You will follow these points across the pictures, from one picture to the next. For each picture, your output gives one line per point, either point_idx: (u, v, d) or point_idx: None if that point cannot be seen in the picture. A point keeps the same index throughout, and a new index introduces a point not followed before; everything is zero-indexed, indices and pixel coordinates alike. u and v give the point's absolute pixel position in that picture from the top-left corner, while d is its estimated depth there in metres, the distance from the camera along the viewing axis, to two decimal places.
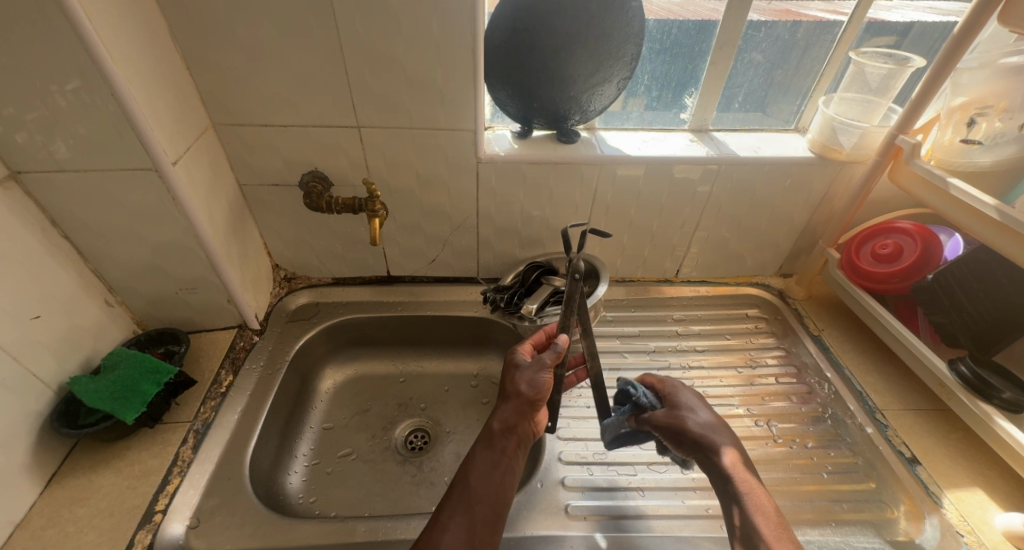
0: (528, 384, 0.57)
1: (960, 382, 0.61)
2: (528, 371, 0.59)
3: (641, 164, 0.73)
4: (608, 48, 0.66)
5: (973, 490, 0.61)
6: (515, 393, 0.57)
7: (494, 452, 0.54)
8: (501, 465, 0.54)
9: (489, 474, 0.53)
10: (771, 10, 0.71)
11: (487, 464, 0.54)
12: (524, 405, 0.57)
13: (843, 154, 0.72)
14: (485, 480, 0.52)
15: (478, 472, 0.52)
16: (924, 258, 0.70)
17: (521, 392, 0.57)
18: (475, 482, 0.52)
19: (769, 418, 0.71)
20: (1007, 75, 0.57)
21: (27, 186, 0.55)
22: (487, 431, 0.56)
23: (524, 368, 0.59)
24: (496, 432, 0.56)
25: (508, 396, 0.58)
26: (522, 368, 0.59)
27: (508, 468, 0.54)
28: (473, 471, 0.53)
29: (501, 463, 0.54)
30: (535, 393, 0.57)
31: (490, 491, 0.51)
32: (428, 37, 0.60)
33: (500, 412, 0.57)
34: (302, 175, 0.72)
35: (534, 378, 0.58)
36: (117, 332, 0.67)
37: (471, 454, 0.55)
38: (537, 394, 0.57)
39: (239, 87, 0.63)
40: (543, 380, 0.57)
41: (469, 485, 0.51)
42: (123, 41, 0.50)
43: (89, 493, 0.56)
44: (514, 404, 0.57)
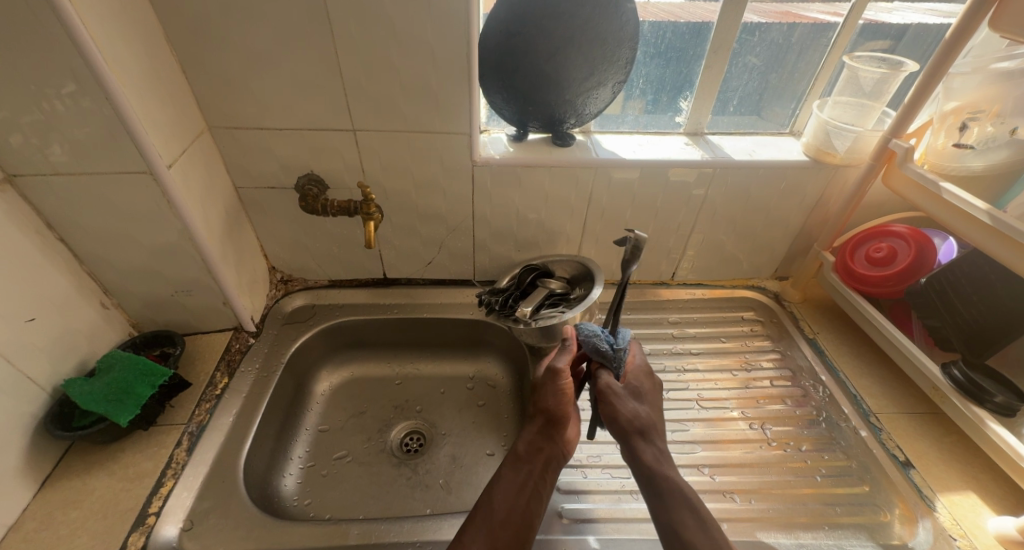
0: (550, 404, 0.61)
1: (954, 386, 0.61)
2: (550, 389, 0.62)
3: (636, 167, 0.73)
4: (602, 51, 0.66)
5: (966, 494, 0.61)
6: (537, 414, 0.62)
7: (519, 475, 0.57)
8: (526, 487, 0.56)
9: (513, 493, 0.55)
10: (774, 12, 0.71)
11: (513, 485, 0.56)
12: (546, 421, 0.61)
13: (837, 158, 0.72)
14: (508, 500, 0.54)
15: (501, 490, 0.55)
16: (918, 262, 0.70)
17: (544, 412, 0.61)
18: (498, 501, 0.54)
19: (763, 421, 0.71)
20: (999, 80, 0.58)
21: (22, 189, 0.55)
22: (513, 452, 0.60)
23: (546, 386, 0.62)
24: (520, 453, 0.59)
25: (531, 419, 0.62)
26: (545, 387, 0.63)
27: (533, 491, 0.56)
28: (496, 490, 0.55)
29: (526, 484, 0.56)
30: (557, 410, 0.60)
31: (513, 511, 0.53)
32: (423, 41, 0.60)
33: (524, 435, 0.61)
34: (297, 178, 0.72)
35: (556, 396, 0.60)
36: (112, 334, 0.67)
37: (497, 475, 0.58)
38: (559, 412, 0.60)
39: (234, 91, 0.63)
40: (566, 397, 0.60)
41: (493, 504, 0.54)
42: (119, 45, 0.50)
43: (83, 495, 0.56)
44: (535, 424, 0.61)
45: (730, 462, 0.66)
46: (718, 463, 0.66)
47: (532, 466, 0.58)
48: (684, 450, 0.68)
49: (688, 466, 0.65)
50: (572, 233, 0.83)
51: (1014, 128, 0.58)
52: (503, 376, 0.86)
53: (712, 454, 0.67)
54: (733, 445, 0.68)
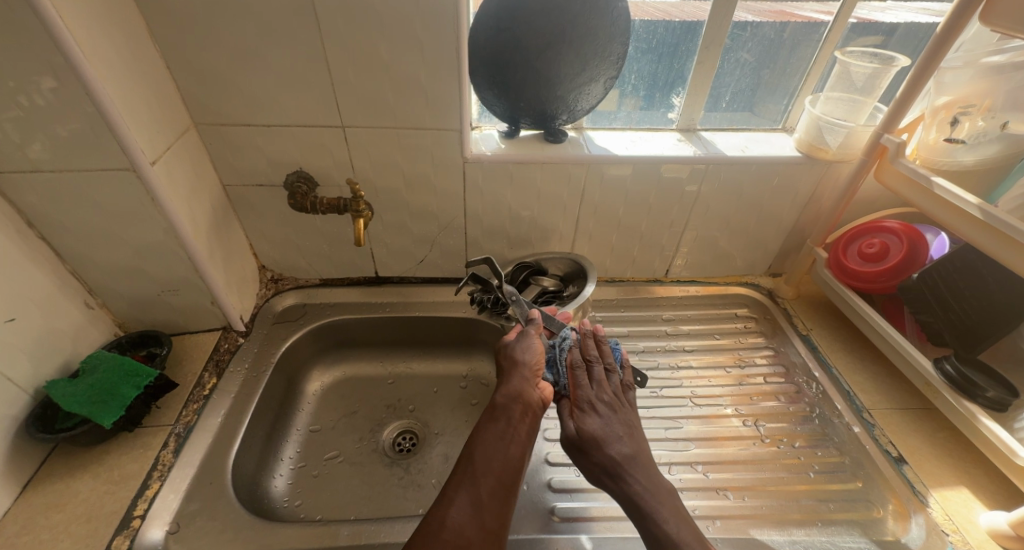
0: (524, 352, 0.60)
1: (945, 381, 0.61)
2: (523, 342, 0.61)
3: (629, 164, 0.73)
4: (593, 47, 0.66)
5: (959, 489, 0.61)
6: (513, 363, 0.59)
7: (500, 422, 0.53)
8: (507, 435, 0.52)
9: (495, 445, 0.51)
10: (769, 11, 0.71)
11: (494, 435, 0.52)
12: (525, 372, 0.58)
13: (830, 153, 0.72)
14: (491, 451, 0.50)
15: (480, 442, 0.51)
16: (909, 258, 0.70)
17: (521, 360, 0.59)
18: (478, 453, 0.50)
19: (757, 417, 0.71)
20: (989, 74, 0.58)
21: (1, 187, 0.54)
22: (491, 402, 0.56)
23: (518, 342, 0.62)
24: (501, 401, 0.55)
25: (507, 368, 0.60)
26: (518, 341, 0.62)
27: (515, 436, 0.53)
28: (475, 443, 0.51)
29: (508, 433, 0.52)
30: (530, 358, 0.59)
31: (496, 461, 0.49)
32: (411, 35, 0.59)
33: (501, 385, 0.57)
34: (286, 175, 0.72)
35: (529, 345, 0.61)
36: (97, 334, 0.66)
37: (476, 428, 0.53)
38: (529, 360, 0.59)
39: (220, 86, 0.62)
40: (534, 348, 0.60)
41: (470, 456, 0.50)
42: (98, 40, 0.49)
43: (66, 498, 0.55)
44: (514, 371, 0.58)
45: (724, 460, 0.66)
46: (713, 460, 0.66)
47: (511, 411, 0.54)
48: (678, 448, 0.67)
49: (682, 464, 0.65)
50: (565, 230, 0.82)
51: (1005, 123, 0.58)
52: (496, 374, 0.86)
53: (707, 452, 0.67)
54: (726, 442, 0.68)
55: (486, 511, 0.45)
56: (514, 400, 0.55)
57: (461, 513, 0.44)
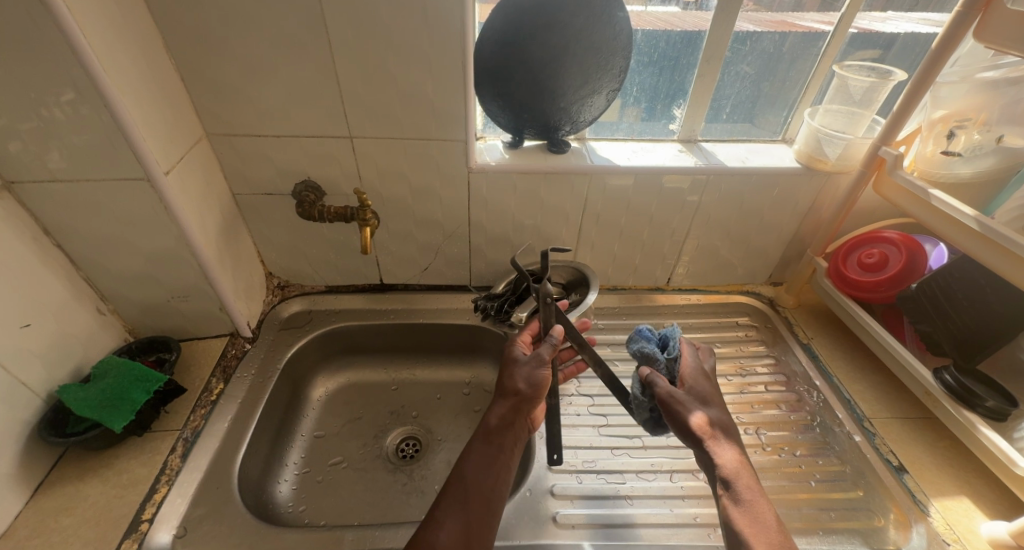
0: (525, 382, 0.58)
1: (945, 391, 0.62)
2: (523, 365, 0.60)
3: (631, 174, 0.74)
4: (596, 60, 0.68)
5: (960, 499, 0.61)
6: (512, 390, 0.58)
7: (493, 447, 0.54)
8: (497, 461, 0.53)
9: (484, 470, 0.52)
10: (769, 21, 0.72)
11: (483, 459, 0.53)
12: (522, 402, 0.57)
13: (828, 165, 0.73)
14: (480, 475, 0.52)
15: (471, 462, 0.53)
16: (908, 268, 0.71)
17: (519, 389, 0.57)
18: (466, 475, 0.52)
19: (758, 426, 0.72)
20: (985, 89, 0.59)
21: (20, 196, 0.55)
22: (485, 424, 0.56)
23: (520, 364, 0.60)
24: (494, 425, 0.55)
25: (504, 393, 0.58)
26: (518, 362, 0.61)
27: (504, 461, 0.54)
28: (465, 462, 0.53)
29: (498, 461, 0.53)
30: (533, 390, 0.57)
31: (484, 486, 0.51)
32: (419, 49, 0.61)
33: (495, 407, 0.57)
34: (294, 185, 0.73)
35: (532, 374, 0.58)
36: (108, 340, 0.68)
37: (468, 448, 0.54)
38: (529, 388, 0.57)
39: (232, 98, 0.64)
40: (535, 374, 0.58)
41: (459, 478, 0.52)
42: (117, 55, 0.50)
43: (76, 502, 0.56)
44: (510, 400, 0.57)
45: None
46: None
47: (502, 437, 0.55)
48: (679, 456, 0.68)
49: (683, 471, 0.66)
50: (568, 239, 0.83)
51: (1000, 136, 0.59)
52: None
53: None
54: None
55: (473, 536, 0.48)
56: (507, 427, 0.56)
57: (450, 536, 0.47)
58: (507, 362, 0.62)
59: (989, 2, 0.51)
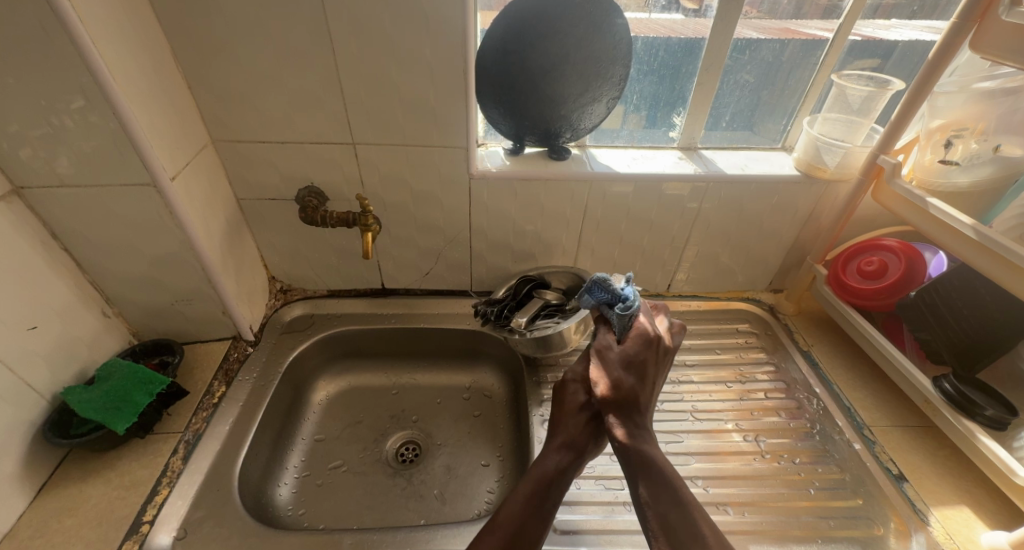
0: (584, 432, 0.56)
1: (944, 399, 0.62)
2: (586, 416, 0.57)
3: (631, 181, 0.75)
4: (596, 69, 0.69)
5: (960, 508, 0.61)
6: (569, 436, 0.56)
7: (543, 493, 0.52)
8: (545, 512, 0.51)
9: (531, 514, 0.50)
10: (775, 28, 0.72)
11: (533, 503, 0.51)
12: (577, 451, 0.56)
13: (827, 173, 0.73)
14: (530, 522, 0.50)
15: (519, 502, 0.51)
16: (908, 276, 0.71)
17: (581, 444, 0.56)
18: (513, 516, 0.50)
19: (758, 433, 0.72)
20: (982, 99, 0.60)
21: (29, 201, 0.56)
22: (542, 470, 0.54)
23: (584, 413, 0.58)
24: (550, 474, 0.53)
25: (559, 436, 0.57)
26: (580, 411, 0.58)
27: (551, 514, 0.52)
28: (512, 501, 0.51)
29: (546, 507, 0.52)
30: (588, 442, 0.56)
31: (533, 536, 0.49)
32: (421, 57, 0.62)
33: (550, 453, 0.56)
34: (298, 190, 0.74)
35: (590, 425, 0.57)
36: (113, 342, 0.68)
37: (519, 486, 0.53)
38: (587, 445, 0.56)
39: (237, 105, 0.65)
40: (593, 430, 0.57)
41: (506, 518, 0.50)
42: (126, 63, 0.51)
43: (78, 503, 0.57)
44: (563, 445, 0.56)
45: (724, 475, 0.66)
46: (714, 475, 0.66)
47: (554, 489, 0.53)
48: (678, 462, 0.68)
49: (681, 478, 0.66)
50: (568, 245, 0.84)
51: (998, 145, 0.59)
52: (499, 386, 0.87)
53: (708, 467, 0.67)
54: (727, 458, 0.68)
55: None
56: (560, 479, 0.54)
57: None
58: (566, 403, 0.59)
59: (984, 13, 0.52)
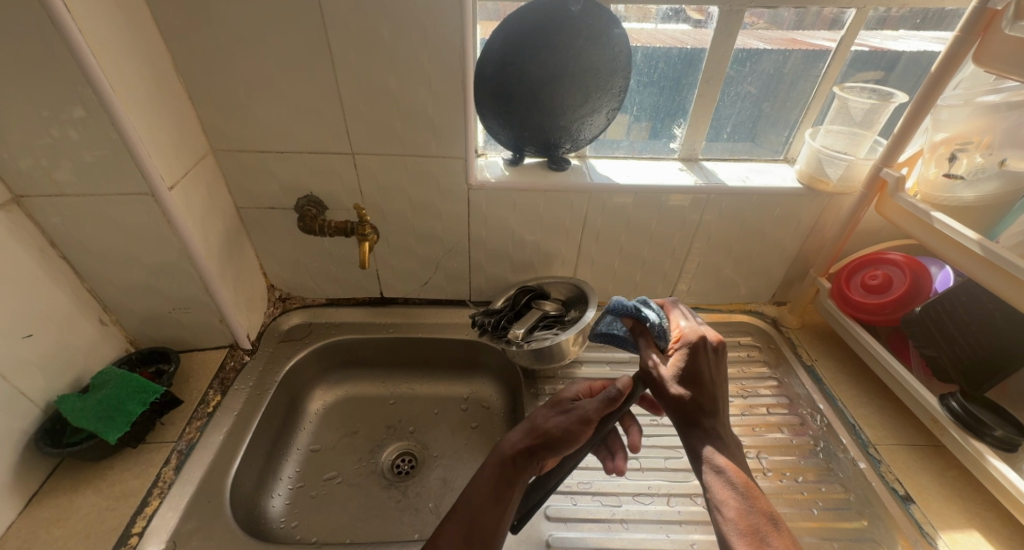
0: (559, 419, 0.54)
1: (951, 418, 0.60)
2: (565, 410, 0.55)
3: (631, 192, 0.74)
4: (595, 81, 0.69)
5: (968, 532, 0.59)
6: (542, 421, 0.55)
7: (503, 475, 0.52)
8: (501, 500, 0.51)
9: (483, 492, 0.51)
10: (779, 39, 0.71)
11: (490, 486, 0.51)
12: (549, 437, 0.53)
13: (830, 186, 0.72)
14: (486, 506, 0.50)
15: (477, 484, 0.52)
16: (913, 290, 0.70)
17: (549, 430, 0.53)
18: (468, 500, 0.51)
19: (759, 449, 0.70)
20: (986, 113, 0.58)
21: (28, 210, 0.57)
22: (502, 452, 0.54)
23: (562, 409, 0.56)
24: (509, 458, 0.53)
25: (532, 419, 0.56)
26: (560, 406, 0.56)
27: (510, 500, 0.51)
28: (472, 488, 0.52)
29: (501, 489, 0.51)
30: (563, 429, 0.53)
31: (484, 521, 0.49)
32: (419, 69, 0.62)
33: (515, 436, 0.55)
34: (297, 199, 0.74)
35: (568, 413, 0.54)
36: (109, 350, 0.68)
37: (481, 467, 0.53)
38: (557, 438, 0.53)
39: (237, 115, 0.65)
40: (569, 425, 0.53)
41: (462, 503, 0.51)
42: (125, 75, 0.52)
43: (69, 513, 0.56)
44: (532, 427, 0.55)
45: None
46: None
47: (513, 474, 0.52)
48: (677, 479, 0.67)
49: (680, 496, 0.64)
50: (567, 256, 0.83)
51: (1003, 160, 0.58)
52: (497, 397, 0.86)
53: None
54: None
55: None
56: (520, 464, 0.52)
57: None
58: (549, 401, 0.58)
59: (987, 27, 0.52)
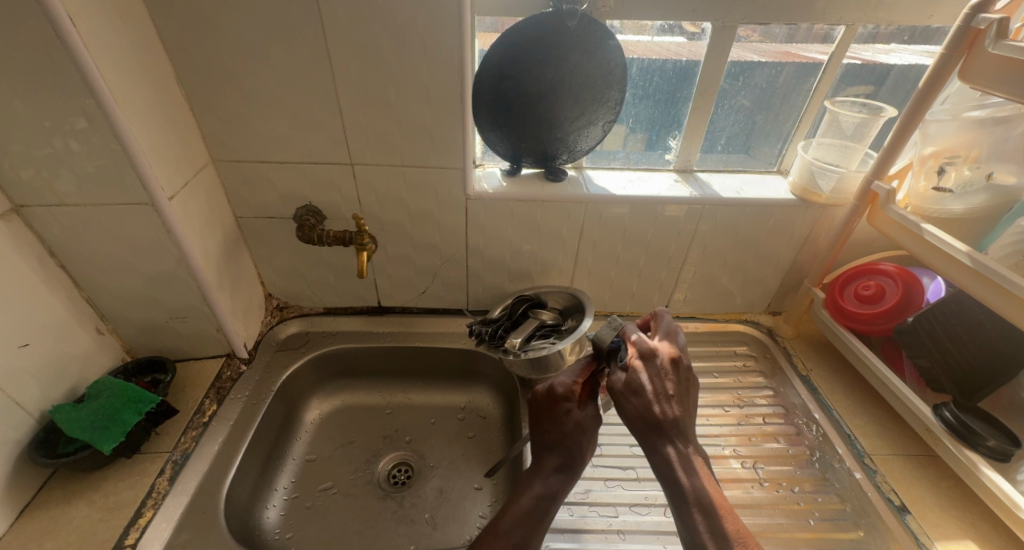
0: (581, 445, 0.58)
1: (945, 428, 0.61)
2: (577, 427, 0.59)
3: (627, 203, 0.75)
4: (591, 94, 0.70)
5: (964, 543, 0.59)
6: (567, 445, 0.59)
7: (537, 504, 0.56)
8: (539, 522, 0.55)
9: (523, 513, 0.55)
10: (773, 52, 0.72)
11: (526, 512, 0.55)
12: (576, 460, 0.59)
13: (822, 198, 0.74)
14: (526, 530, 0.54)
15: (520, 514, 0.55)
16: (906, 300, 0.71)
17: (581, 460, 0.60)
18: (512, 528, 0.54)
19: (756, 459, 0.70)
20: (973, 127, 0.60)
21: (28, 220, 0.57)
22: (541, 487, 0.58)
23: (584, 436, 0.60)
24: (551, 491, 0.57)
25: (554, 446, 0.60)
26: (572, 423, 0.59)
27: (544, 523, 0.56)
28: (513, 516, 0.55)
29: (537, 515, 0.56)
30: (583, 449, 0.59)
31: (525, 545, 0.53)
32: (418, 80, 0.63)
33: (548, 471, 0.59)
34: (296, 209, 0.75)
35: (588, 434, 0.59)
36: (105, 359, 0.68)
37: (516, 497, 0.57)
38: (582, 459, 0.60)
39: (238, 126, 0.66)
40: (590, 443, 0.60)
41: (509, 528, 0.54)
42: (128, 87, 0.53)
43: (61, 525, 0.56)
44: (561, 456, 0.60)
45: (739, 503, 0.65)
46: None
47: (553, 502, 0.57)
48: None
49: None
50: (565, 265, 0.84)
51: (991, 173, 0.59)
52: (495, 407, 0.86)
53: None
54: (740, 484, 0.67)
55: None
56: (555, 493, 0.57)
57: None
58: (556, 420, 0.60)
59: (972, 44, 0.53)
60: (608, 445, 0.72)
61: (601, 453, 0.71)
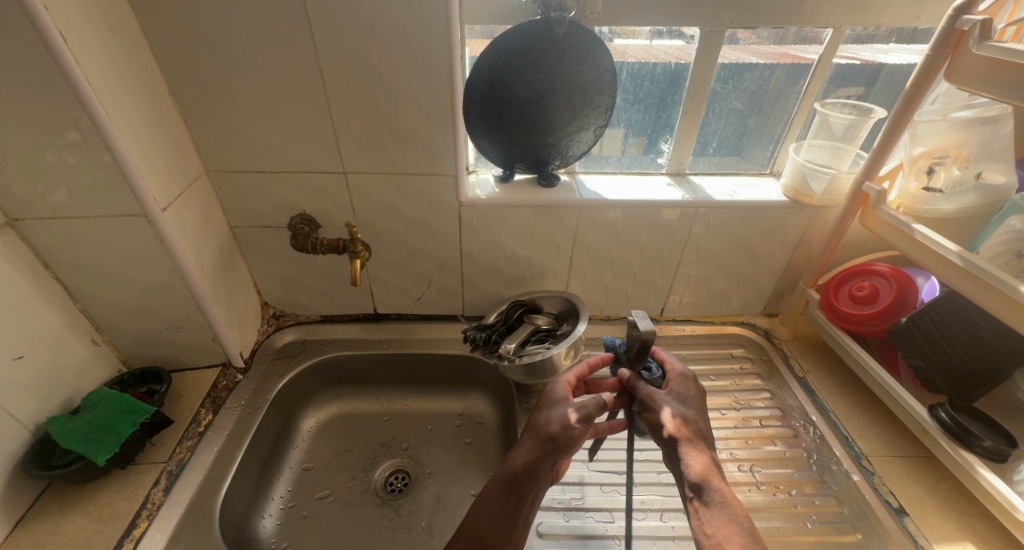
0: (560, 424, 0.59)
1: (941, 429, 0.60)
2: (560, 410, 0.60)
3: (621, 207, 0.75)
4: (581, 99, 0.70)
5: (963, 545, 0.58)
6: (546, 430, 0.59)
7: (509, 492, 0.56)
8: (514, 509, 0.55)
9: (491, 504, 0.55)
10: (770, 54, 0.73)
11: (498, 500, 0.55)
12: (553, 444, 0.58)
13: (815, 199, 0.74)
14: (497, 523, 0.53)
15: (489, 504, 0.55)
16: (899, 301, 0.71)
17: (553, 432, 0.58)
18: (482, 517, 0.54)
19: (753, 463, 0.70)
20: (962, 127, 0.60)
21: (22, 233, 0.58)
22: (512, 467, 0.57)
23: (561, 406, 0.61)
24: (520, 469, 0.57)
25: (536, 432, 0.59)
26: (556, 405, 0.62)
27: (520, 510, 0.55)
28: (482, 507, 0.55)
29: (512, 502, 0.55)
30: (566, 432, 0.58)
31: (497, 536, 0.52)
32: (410, 89, 0.63)
33: (522, 449, 0.59)
34: (290, 217, 0.75)
35: (568, 418, 0.59)
36: (101, 370, 0.69)
37: (488, 485, 0.57)
38: (561, 440, 0.58)
39: (230, 137, 0.66)
40: (570, 420, 0.59)
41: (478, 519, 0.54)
42: (120, 100, 0.53)
43: (56, 537, 0.56)
44: (540, 439, 0.58)
45: None
46: None
47: (527, 483, 0.56)
48: (671, 494, 0.66)
49: (674, 511, 0.64)
50: (559, 270, 0.84)
51: (979, 173, 0.59)
52: (492, 413, 0.86)
53: None
54: (738, 487, 0.67)
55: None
56: (529, 477, 0.57)
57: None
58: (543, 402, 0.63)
59: (956, 46, 0.53)
60: (605, 449, 0.72)
61: (598, 458, 0.71)
